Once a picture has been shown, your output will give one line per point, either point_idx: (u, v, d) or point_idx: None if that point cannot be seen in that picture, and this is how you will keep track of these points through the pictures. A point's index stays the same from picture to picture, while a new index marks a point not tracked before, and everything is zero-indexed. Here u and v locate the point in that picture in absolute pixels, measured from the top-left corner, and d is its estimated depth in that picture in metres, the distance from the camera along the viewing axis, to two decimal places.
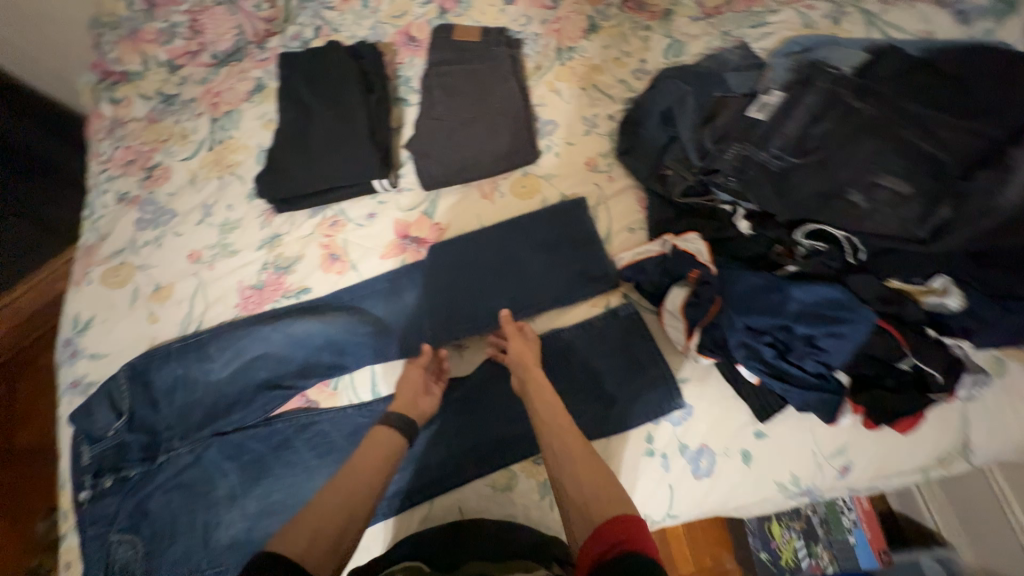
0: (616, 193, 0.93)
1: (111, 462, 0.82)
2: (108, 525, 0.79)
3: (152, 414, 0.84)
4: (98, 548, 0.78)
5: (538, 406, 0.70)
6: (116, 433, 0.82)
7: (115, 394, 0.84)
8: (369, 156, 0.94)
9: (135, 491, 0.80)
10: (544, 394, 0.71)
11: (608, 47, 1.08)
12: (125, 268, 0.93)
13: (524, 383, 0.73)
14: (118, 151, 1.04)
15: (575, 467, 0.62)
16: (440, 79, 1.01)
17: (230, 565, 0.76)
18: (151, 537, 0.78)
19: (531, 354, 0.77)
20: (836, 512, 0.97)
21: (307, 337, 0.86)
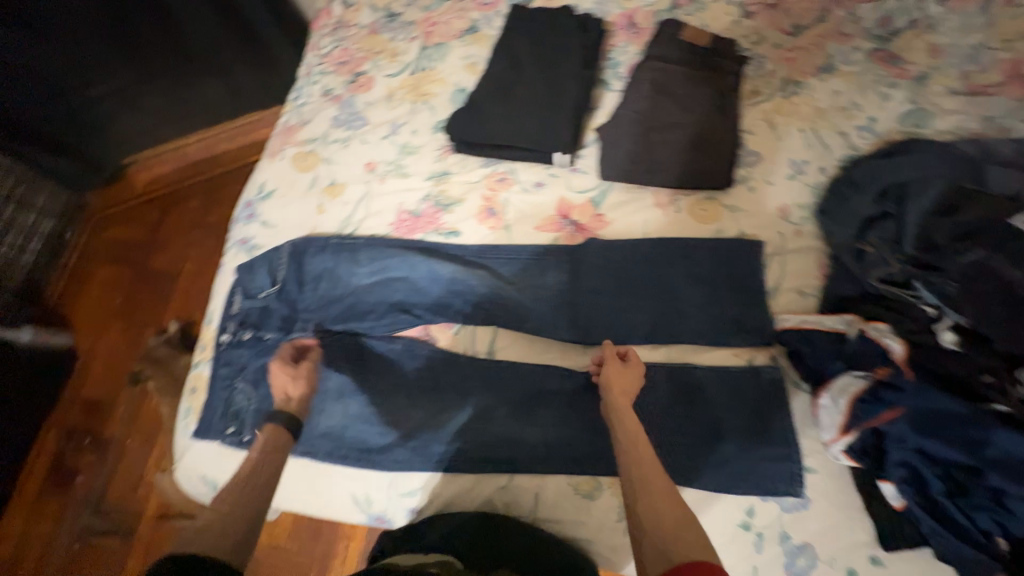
0: (800, 249, 0.84)
1: (253, 319, 0.91)
2: (235, 372, 0.88)
3: (299, 292, 0.92)
4: (222, 387, 0.88)
5: (625, 427, 0.66)
6: (266, 297, 0.92)
7: (275, 263, 0.94)
8: (561, 128, 0.95)
9: (265, 353, 0.88)
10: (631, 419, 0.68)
11: (840, 93, 0.98)
12: (312, 156, 1.01)
13: (612, 398, 0.70)
14: (336, 51, 1.13)
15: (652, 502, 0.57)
16: (653, 73, 0.97)
17: (320, 451, 0.83)
18: (265, 397, 0.86)
19: (631, 378, 0.72)
20: None
21: (449, 279, 0.90)
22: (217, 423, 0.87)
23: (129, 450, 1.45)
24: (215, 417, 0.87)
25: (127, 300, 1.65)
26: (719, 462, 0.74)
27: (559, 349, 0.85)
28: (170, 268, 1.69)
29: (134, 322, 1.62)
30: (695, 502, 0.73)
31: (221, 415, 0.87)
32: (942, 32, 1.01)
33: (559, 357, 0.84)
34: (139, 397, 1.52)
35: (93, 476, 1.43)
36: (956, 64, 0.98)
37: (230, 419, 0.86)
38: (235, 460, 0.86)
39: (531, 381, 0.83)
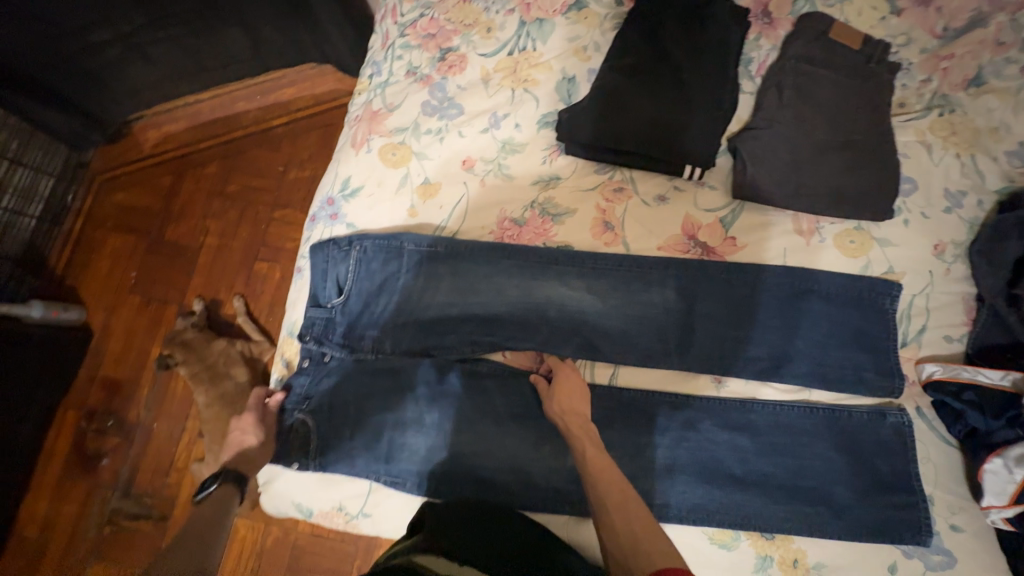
0: (948, 291, 0.79)
1: (317, 329, 0.83)
2: (302, 397, 0.81)
3: (365, 307, 0.84)
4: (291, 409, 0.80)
5: (583, 446, 0.69)
6: (332, 304, 0.83)
7: (342, 267, 0.84)
8: (693, 135, 0.84)
9: (351, 365, 0.82)
10: (584, 427, 0.72)
11: (993, 111, 0.88)
12: (403, 149, 0.89)
13: (560, 402, 0.74)
14: (422, 20, 0.97)
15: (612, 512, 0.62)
16: (796, 78, 0.86)
17: (410, 478, 0.77)
18: (346, 421, 0.79)
19: (574, 392, 0.75)
20: None
21: (544, 303, 0.83)
22: (292, 445, 0.78)
23: (157, 436, 1.37)
24: (297, 439, 0.78)
25: (143, 275, 1.51)
26: (836, 508, 0.71)
27: (686, 381, 0.79)
28: (191, 241, 1.53)
29: (152, 300, 1.49)
30: (836, 556, 0.71)
31: (298, 433, 0.78)
32: None
33: (686, 391, 0.78)
34: (165, 380, 1.41)
35: (121, 459, 1.36)
36: None
37: (305, 445, 0.78)
38: (331, 490, 0.79)
39: (656, 414, 0.78)
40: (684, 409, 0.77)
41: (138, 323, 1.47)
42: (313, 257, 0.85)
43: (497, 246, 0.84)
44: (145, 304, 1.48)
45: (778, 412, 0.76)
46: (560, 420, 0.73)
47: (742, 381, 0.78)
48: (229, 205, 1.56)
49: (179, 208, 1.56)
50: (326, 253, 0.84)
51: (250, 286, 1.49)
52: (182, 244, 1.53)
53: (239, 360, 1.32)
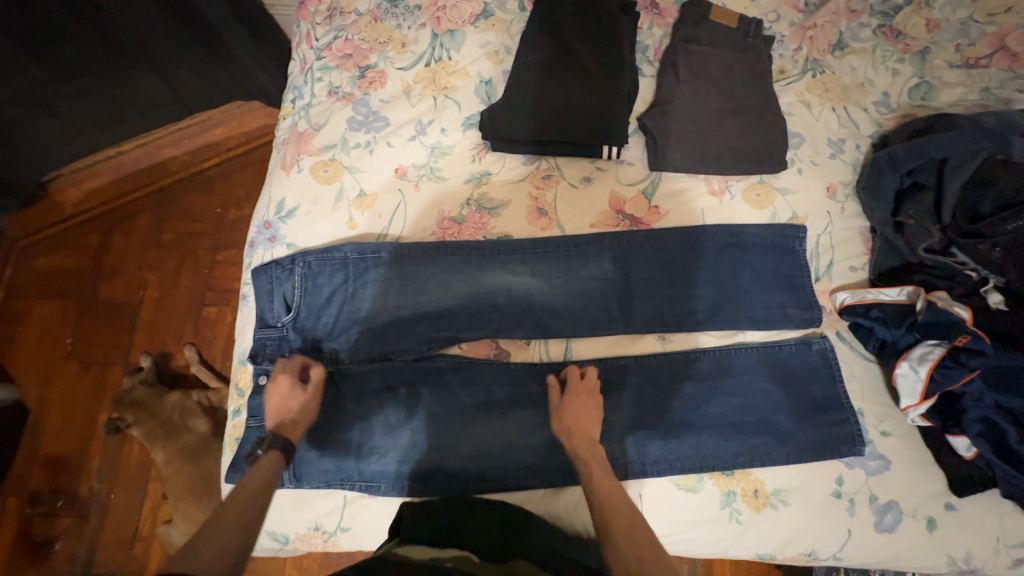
0: (845, 226, 0.89)
1: (269, 352, 0.82)
2: (258, 422, 0.79)
3: (316, 322, 0.83)
4: (251, 438, 0.78)
5: (588, 464, 0.71)
6: (282, 325, 0.83)
7: (287, 287, 0.84)
8: (606, 117, 0.91)
9: None
10: (589, 437, 0.74)
11: (857, 69, 1.01)
12: (335, 165, 0.91)
13: (571, 421, 0.75)
14: (337, 42, 1.00)
15: (616, 528, 0.64)
16: (687, 57, 0.95)
17: (382, 483, 0.77)
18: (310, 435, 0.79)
19: (586, 411, 0.76)
20: None
21: (492, 292, 0.86)
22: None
23: (115, 506, 1.28)
24: None
25: (79, 339, 1.42)
26: (781, 436, 0.77)
27: (634, 343, 0.84)
28: (130, 295, 1.46)
29: (93, 365, 1.40)
30: (790, 480, 0.77)
31: None
32: (936, 6, 1.04)
33: (637, 353, 0.83)
34: (117, 446, 1.33)
35: (76, 540, 1.26)
36: (950, 38, 1.03)
37: None
38: (305, 512, 0.78)
39: (611, 380, 0.82)
40: (635, 370, 0.82)
41: (80, 389, 1.38)
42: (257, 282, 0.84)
43: (439, 245, 0.87)
44: (86, 368, 1.39)
45: (720, 357, 0.81)
46: (569, 440, 0.74)
47: (684, 337, 0.83)
48: (167, 254, 1.50)
49: (111, 264, 1.49)
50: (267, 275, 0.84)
51: (199, 331, 1.44)
52: (118, 300, 1.46)
53: (198, 410, 1.27)
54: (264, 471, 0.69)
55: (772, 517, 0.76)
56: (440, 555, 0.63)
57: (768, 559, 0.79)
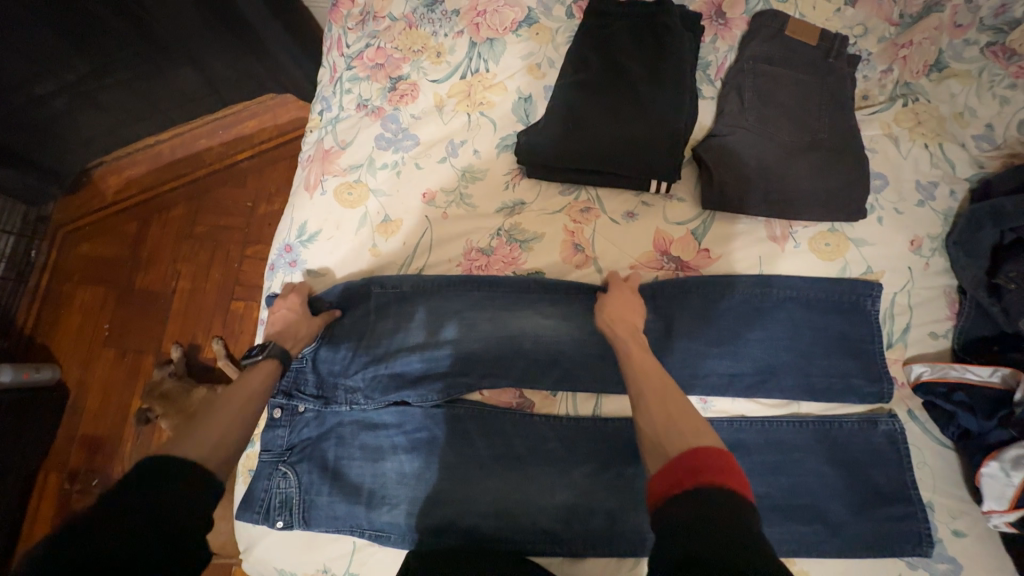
0: (927, 286, 0.77)
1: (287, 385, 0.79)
2: (273, 456, 0.76)
3: (335, 357, 0.80)
4: (263, 473, 0.75)
5: (628, 345, 0.66)
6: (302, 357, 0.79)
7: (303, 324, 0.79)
8: (657, 148, 0.81)
9: (323, 420, 0.79)
10: (629, 324, 0.71)
11: (956, 97, 0.87)
12: (360, 187, 0.86)
13: (614, 309, 0.73)
14: (368, 50, 0.94)
15: (654, 417, 0.55)
16: (755, 79, 0.83)
17: (392, 534, 0.74)
18: (323, 475, 0.76)
19: (629, 304, 0.74)
20: None
21: (518, 336, 0.79)
22: (266, 512, 0.74)
23: None
24: (268, 503, 0.74)
25: (116, 327, 1.46)
26: (833, 526, 0.69)
27: None
28: (163, 287, 1.48)
29: (127, 351, 1.44)
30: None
31: (277, 494, 0.74)
32: None
33: None
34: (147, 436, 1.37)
35: None
36: None
37: (278, 509, 0.74)
38: (313, 554, 0.76)
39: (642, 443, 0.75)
40: None
41: (114, 379, 1.42)
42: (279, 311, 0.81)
43: (463, 282, 0.82)
44: (120, 359, 1.43)
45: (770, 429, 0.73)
46: (609, 325, 0.71)
47: (728, 401, 0.75)
48: (199, 251, 1.51)
49: (145, 256, 1.50)
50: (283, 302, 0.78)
51: (226, 329, 1.44)
52: (150, 293, 1.48)
53: None
54: (265, 371, 0.69)
55: None
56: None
57: None
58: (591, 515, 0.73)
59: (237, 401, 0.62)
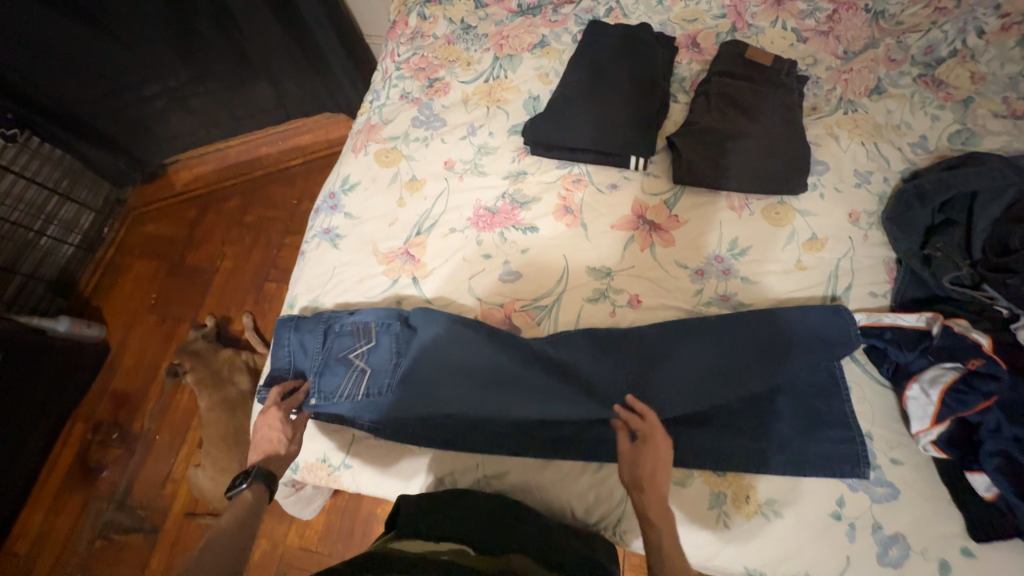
0: (868, 253, 0.89)
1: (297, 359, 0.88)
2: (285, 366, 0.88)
3: (341, 360, 0.85)
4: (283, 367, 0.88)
5: (658, 528, 0.68)
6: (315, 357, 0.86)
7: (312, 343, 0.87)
8: (636, 133, 1.00)
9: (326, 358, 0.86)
10: (660, 490, 0.70)
11: (892, 112, 1.04)
12: (395, 153, 1.07)
13: (646, 470, 0.71)
14: (414, 57, 1.19)
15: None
16: (720, 87, 1.03)
17: (388, 428, 0.84)
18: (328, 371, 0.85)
19: (661, 465, 0.71)
20: None
21: (512, 275, 0.96)
22: None
23: (157, 447, 1.43)
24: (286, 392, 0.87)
25: (162, 296, 1.65)
26: (778, 445, 0.76)
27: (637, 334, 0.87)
28: (209, 264, 1.69)
29: (167, 318, 1.62)
30: (786, 492, 0.75)
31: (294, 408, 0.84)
32: (982, 61, 1.07)
33: None
34: (170, 393, 1.50)
35: (118, 474, 1.40)
36: (997, 90, 1.05)
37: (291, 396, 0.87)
38: (317, 445, 0.86)
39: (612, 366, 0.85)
40: None
41: (151, 342, 1.59)
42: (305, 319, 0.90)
43: (431, 392, 0.82)
44: (161, 323, 1.61)
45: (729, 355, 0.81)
46: (638, 493, 0.70)
47: None
48: (248, 235, 1.74)
49: (199, 236, 1.73)
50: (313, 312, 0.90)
51: (259, 305, 1.62)
52: (197, 268, 1.69)
53: (244, 369, 1.42)
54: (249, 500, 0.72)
55: (762, 526, 0.74)
56: (436, 547, 0.66)
57: None
58: (562, 426, 0.82)
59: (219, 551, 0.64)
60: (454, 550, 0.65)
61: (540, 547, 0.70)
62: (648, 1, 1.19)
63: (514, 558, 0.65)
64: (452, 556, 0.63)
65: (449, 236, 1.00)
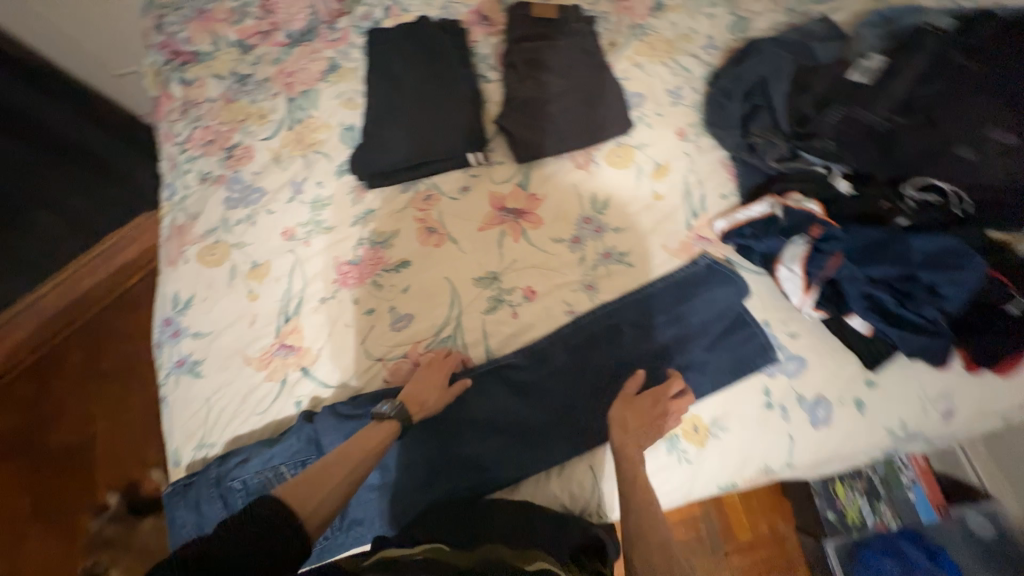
0: (706, 162, 0.95)
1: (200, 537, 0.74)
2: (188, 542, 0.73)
3: None
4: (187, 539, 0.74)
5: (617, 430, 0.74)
6: None
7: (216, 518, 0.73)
8: (463, 130, 0.96)
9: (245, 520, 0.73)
10: (633, 403, 0.76)
11: (678, 25, 1.10)
12: (221, 246, 0.93)
13: None
14: (196, 132, 1.03)
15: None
16: (522, 55, 1.02)
17: (344, 537, 0.77)
18: None
19: None
20: (895, 471, 1.15)
21: (406, 318, 0.89)
22: None
23: None
24: None
25: (34, 497, 1.29)
26: (699, 368, 0.81)
27: (544, 322, 0.86)
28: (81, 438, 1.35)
29: (54, 522, 1.27)
30: (722, 406, 0.79)
31: None
32: None
33: (547, 330, 0.85)
34: None
35: None
36: None
37: None
38: None
39: (521, 375, 0.82)
40: (556, 348, 0.83)
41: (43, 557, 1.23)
42: (201, 487, 0.75)
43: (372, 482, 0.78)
44: (48, 530, 1.26)
45: (627, 311, 0.84)
46: None
47: (592, 303, 0.86)
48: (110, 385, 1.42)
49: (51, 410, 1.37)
50: (203, 479, 0.75)
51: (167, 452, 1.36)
52: (66, 447, 1.34)
53: None
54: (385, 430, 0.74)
55: (717, 446, 0.78)
56: (410, 550, 0.61)
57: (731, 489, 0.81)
58: (511, 444, 0.79)
59: (357, 449, 0.71)
60: (429, 548, 0.62)
61: (511, 529, 0.69)
62: None
63: (486, 549, 0.63)
64: (430, 553, 0.60)
65: (322, 308, 0.91)
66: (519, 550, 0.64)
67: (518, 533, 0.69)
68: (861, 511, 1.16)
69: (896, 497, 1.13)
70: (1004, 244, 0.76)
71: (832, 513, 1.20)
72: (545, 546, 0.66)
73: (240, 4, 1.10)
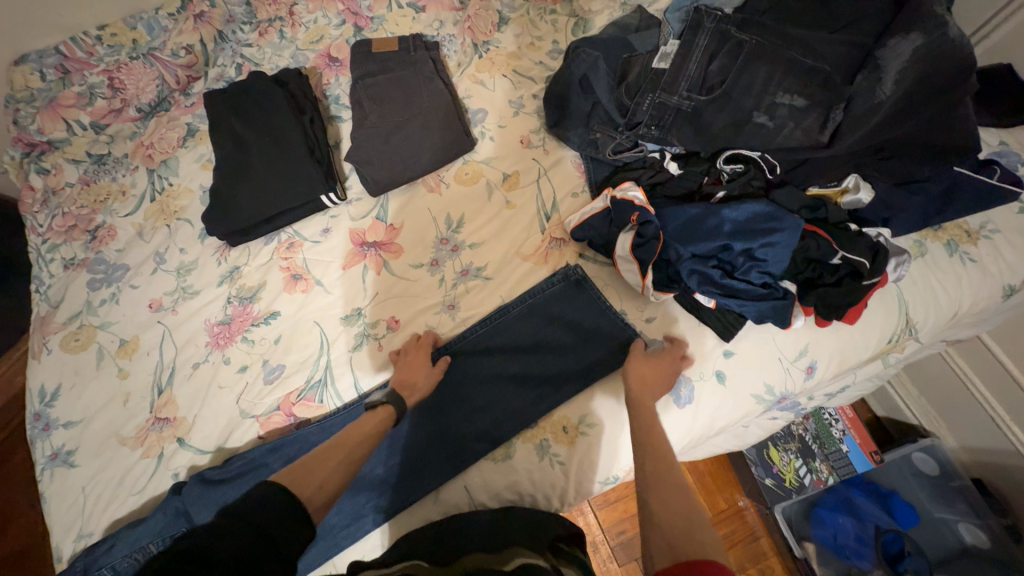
0: (554, 164, 0.97)
1: None
2: None
3: None
4: None
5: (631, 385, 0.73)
6: None
7: None
8: (308, 174, 0.96)
9: None
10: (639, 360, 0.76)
11: (520, 35, 1.12)
12: (86, 330, 0.94)
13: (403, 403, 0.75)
14: (57, 220, 1.04)
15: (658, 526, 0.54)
16: (366, 91, 1.04)
17: None
18: None
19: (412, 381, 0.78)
20: (826, 426, 1.19)
21: (277, 369, 0.88)
22: None
23: None
24: None
25: None
26: (563, 368, 0.81)
27: None
28: None
29: None
30: (589, 402, 0.80)
31: None
32: None
33: None
34: None
35: None
36: None
37: None
38: None
39: None
40: None
41: None
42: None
43: None
44: None
45: (491, 325, 0.85)
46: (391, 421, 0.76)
47: (456, 322, 0.87)
48: None
49: None
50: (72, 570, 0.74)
51: None
52: None
53: None
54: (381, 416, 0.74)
55: (587, 444, 0.77)
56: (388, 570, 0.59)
57: (615, 482, 0.80)
58: (383, 479, 0.77)
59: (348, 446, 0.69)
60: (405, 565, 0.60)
61: (487, 542, 0.66)
62: (270, 42, 1.15)
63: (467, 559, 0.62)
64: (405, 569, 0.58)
65: (195, 374, 0.89)
66: (498, 555, 0.62)
67: (495, 542, 0.66)
68: (797, 472, 1.18)
69: (831, 451, 1.16)
70: (827, 196, 0.80)
71: (771, 480, 1.18)
72: (524, 542, 0.65)
73: (86, 87, 1.08)
